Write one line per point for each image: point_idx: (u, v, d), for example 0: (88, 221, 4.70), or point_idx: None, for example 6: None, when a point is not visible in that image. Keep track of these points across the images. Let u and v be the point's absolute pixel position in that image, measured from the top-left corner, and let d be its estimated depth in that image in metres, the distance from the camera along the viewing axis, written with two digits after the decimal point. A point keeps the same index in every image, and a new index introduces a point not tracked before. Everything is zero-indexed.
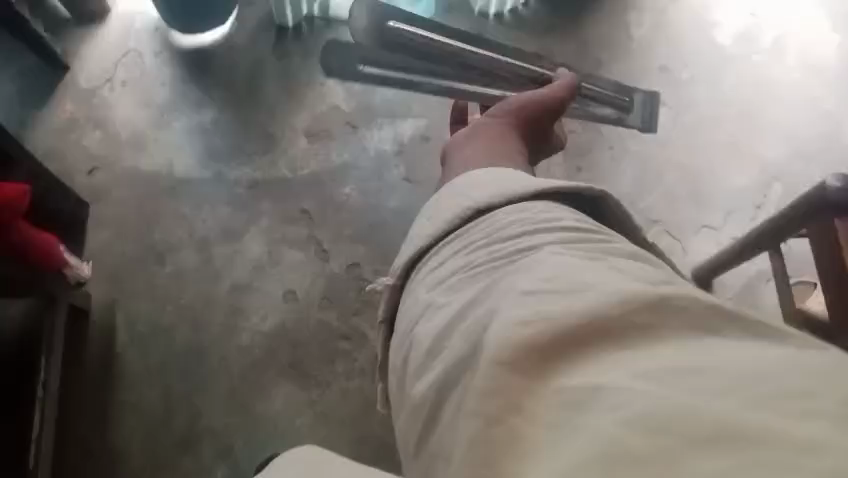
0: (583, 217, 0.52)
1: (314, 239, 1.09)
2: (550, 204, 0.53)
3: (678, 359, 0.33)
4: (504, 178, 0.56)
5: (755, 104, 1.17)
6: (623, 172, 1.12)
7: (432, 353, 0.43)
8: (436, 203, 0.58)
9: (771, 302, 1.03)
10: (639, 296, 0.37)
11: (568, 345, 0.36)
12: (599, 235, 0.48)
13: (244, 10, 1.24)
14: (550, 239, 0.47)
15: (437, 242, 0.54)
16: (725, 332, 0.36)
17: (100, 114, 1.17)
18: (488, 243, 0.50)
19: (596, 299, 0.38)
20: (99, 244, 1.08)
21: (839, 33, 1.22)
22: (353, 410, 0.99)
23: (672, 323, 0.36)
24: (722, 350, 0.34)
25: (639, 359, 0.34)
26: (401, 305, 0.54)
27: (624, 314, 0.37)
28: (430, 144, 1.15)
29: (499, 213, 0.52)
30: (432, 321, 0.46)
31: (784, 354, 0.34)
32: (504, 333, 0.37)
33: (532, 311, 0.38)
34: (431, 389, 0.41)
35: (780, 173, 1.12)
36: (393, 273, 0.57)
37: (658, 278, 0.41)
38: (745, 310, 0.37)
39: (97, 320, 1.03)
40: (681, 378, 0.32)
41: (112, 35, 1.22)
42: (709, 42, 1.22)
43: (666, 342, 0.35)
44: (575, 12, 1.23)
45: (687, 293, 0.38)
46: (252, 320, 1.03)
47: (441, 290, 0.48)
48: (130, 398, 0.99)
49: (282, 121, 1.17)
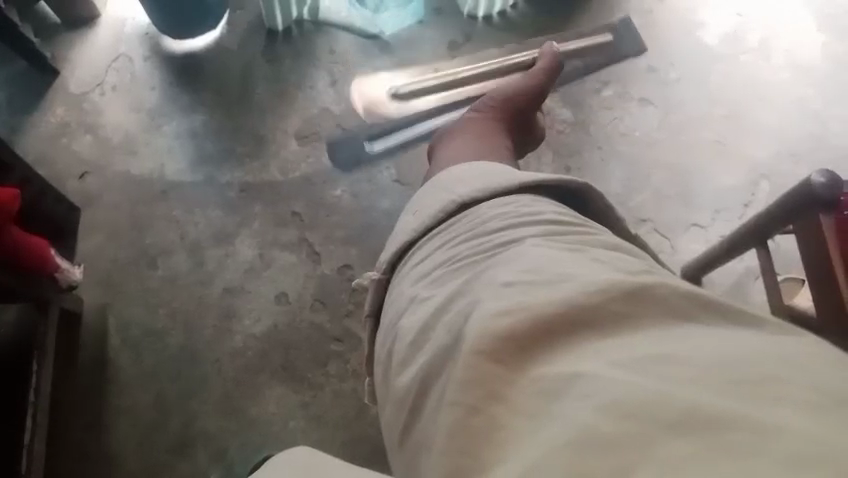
0: (564, 210, 0.54)
1: (305, 241, 1.09)
2: (533, 198, 0.55)
3: (650, 348, 0.35)
4: (487, 173, 0.59)
5: (742, 104, 1.18)
6: (612, 172, 1.14)
7: (415, 344, 0.45)
8: (422, 198, 0.60)
9: (760, 300, 1.04)
10: (616, 286, 0.39)
11: (546, 334, 0.37)
12: (579, 227, 0.50)
13: (235, 15, 1.25)
14: (532, 231, 0.48)
15: (421, 237, 0.56)
16: (697, 319, 0.38)
17: (91, 119, 1.17)
18: (471, 236, 0.51)
19: (573, 288, 0.39)
20: (91, 248, 1.08)
21: (825, 33, 1.23)
22: (343, 413, 0.98)
23: (649, 311, 0.38)
24: (695, 337, 0.36)
25: (614, 348, 0.36)
26: (386, 299, 0.56)
27: (600, 303, 0.38)
28: (421, 145, 1.16)
29: (483, 206, 0.55)
30: (415, 314, 0.47)
31: (752, 341, 0.36)
32: (481, 325, 0.39)
33: (512, 301, 0.40)
34: (416, 373, 0.42)
35: (768, 171, 1.13)
36: (379, 268, 0.58)
37: (635, 267, 0.42)
38: (717, 302, 0.39)
39: (90, 324, 1.03)
40: (654, 366, 0.34)
41: (103, 41, 1.23)
42: (696, 43, 1.23)
43: (640, 330, 0.37)
44: (561, 15, 1.26)
45: (663, 283, 0.40)
46: (244, 323, 1.04)
47: (425, 283, 0.50)
48: (124, 401, 0.99)
49: (273, 124, 1.17)
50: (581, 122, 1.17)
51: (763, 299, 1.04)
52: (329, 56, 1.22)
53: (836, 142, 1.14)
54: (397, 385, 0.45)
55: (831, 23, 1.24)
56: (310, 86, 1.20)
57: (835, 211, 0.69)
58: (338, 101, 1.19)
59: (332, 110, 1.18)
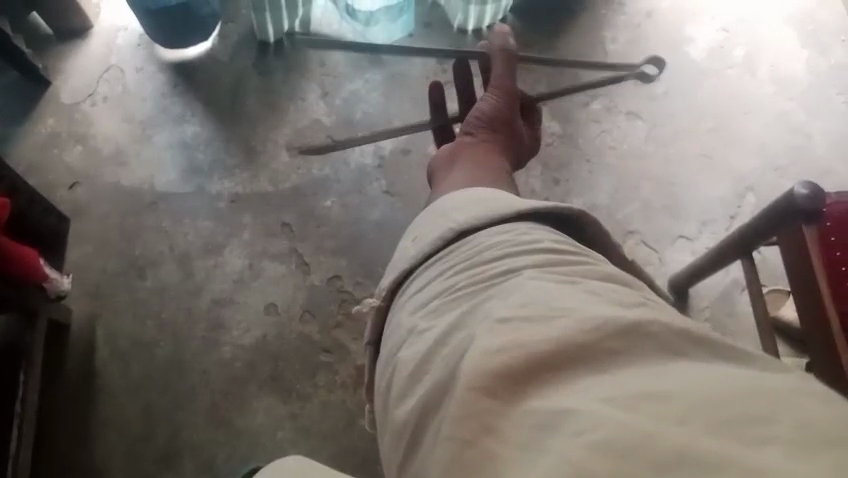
0: (564, 239, 0.48)
1: (295, 252, 1.09)
2: (532, 226, 0.50)
3: (656, 385, 0.31)
4: (486, 198, 0.53)
5: (727, 117, 1.20)
6: (600, 184, 1.15)
7: (416, 377, 0.39)
8: (419, 225, 0.54)
9: (746, 311, 1.05)
10: (608, 321, 0.35)
11: (534, 372, 0.33)
12: (578, 257, 0.45)
13: (227, 27, 1.26)
14: (528, 263, 0.43)
15: (418, 266, 0.50)
16: (692, 357, 0.33)
17: (81, 129, 1.17)
18: (466, 267, 0.45)
19: (565, 325, 0.35)
20: (80, 259, 1.08)
21: (807, 49, 1.26)
22: (332, 423, 0.98)
23: (643, 349, 0.33)
24: (696, 374, 0.31)
25: (613, 385, 0.31)
26: (385, 328, 0.50)
27: (592, 341, 0.34)
28: (411, 157, 1.17)
29: (481, 235, 0.49)
30: (414, 347, 0.41)
31: (759, 378, 0.31)
32: (478, 356, 0.34)
33: (503, 339, 0.35)
34: (416, 408, 0.37)
35: (754, 183, 1.14)
36: (378, 294, 0.53)
37: (635, 301, 0.38)
38: (717, 337, 0.35)
39: (78, 335, 1.03)
40: (656, 404, 0.29)
41: (95, 52, 1.23)
42: (683, 57, 1.25)
43: (645, 366, 0.32)
44: (549, 30, 1.27)
45: (656, 318, 0.35)
46: (233, 334, 1.03)
47: (423, 314, 0.44)
48: (110, 413, 0.98)
49: (264, 135, 1.17)
50: (569, 134, 1.18)
51: (750, 310, 1.05)
52: (320, 68, 1.23)
53: (819, 155, 1.16)
54: (394, 418, 0.39)
55: (812, 38, 1.27)
56: (301, 98, 1.20)
57: (816, 222, 0.70)
58: (328, 113, 1.19)
59: (322, 121, 1.19)
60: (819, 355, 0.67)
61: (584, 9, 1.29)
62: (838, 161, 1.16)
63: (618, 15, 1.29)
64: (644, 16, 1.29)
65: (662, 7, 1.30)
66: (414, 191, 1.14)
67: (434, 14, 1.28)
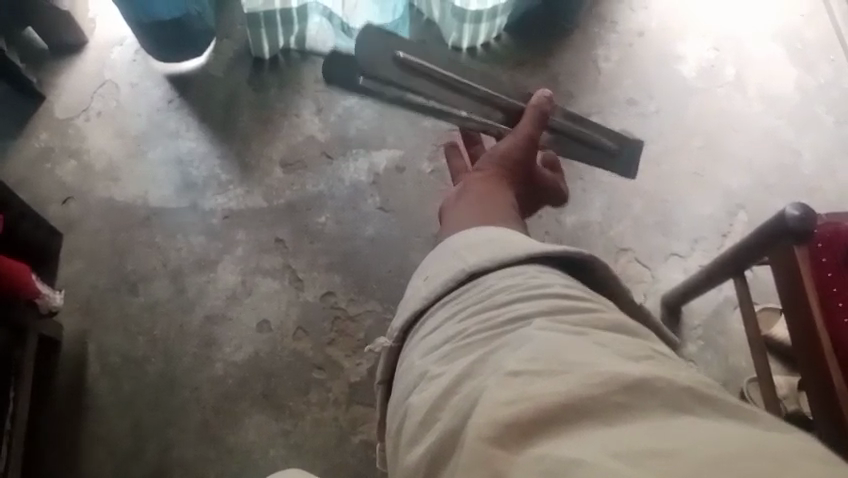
0: (575, 285, 0.47)
1: (288, 267, 1.09)
2: (544, 270, 0.49)
3: (664, 440, 0.30)
4: (500, 239, 0.52)
5: (719, 137, 1.21)
6: (592, 201, 1.15)
7: (425, 424, 0.38)
8: (434, 262, 0.54)
9: (738, 329, 1.06)
10: (615, 374, 0.34)
11: (541, 424, 0.32)
12: (590, 303, 0.44)
13: (222, 42, 1.26)
14: (540, 309, 0.42)
15: (429, 307, 0.50)
16: (698, 412, 0.32)
17: (74, 145, 1.17)
18: (476, 312, 0.45)
19: (573, 378, 0.34)
20: (72, 274, 1.07)
21: (798, 69, 1.27)
22: (323, 442, 0.97)
23: (650, 405, 0.32)
24: (704, 431, 0.30)
25: (620, 436, 0.30)
26: (397, 370, 0.50)
27: (598, 394, 0.33)
28: (405, 173, 1.17)
29: (491, 278, 0.48)
30: (424, 393, 0.41)
31: (766, 438, 0.30)
32: (487, 408, 0.34)
33: (512, 391, 0.34)
34: (423, 458, 0.36)
35: (745, 202, 1.15)
36: (391, 335, 0.53)
37: (644, 355, 0.37)
38: (724, 395, 0.34)
39: (69, 351, 1.02)
40: (663, 459, 0.28)
41: (89, 67, 1.23)
42: (675, 76, 1.26)
43: (652, 419, 0.32)
44: (542, 47, 1.28)
45: (664, 374, 0.34)
46: (225, 350, 1.03)
47: (434, 358, 0.43)
48: (99, 429, 0.97)
49: (257, 150, 1.17)
50: None
51: (741, 327, 1.06)
52: (315, 85, 1.23)
53: (809, 174, 1.17)
54: (403, 463, 0.38)
55: (801, 58, 1.28)
56: (295, 113, 1.21)
57: (807, 243, 0.71)
58: (322, 129, 1.19)
59: (317, 137, 1.18)
60: (809, 374, 0.67)
61: (576, 27, 1.30)
62: (829, 181, 1.17)
63: (610, 33, 1.30)
64: (637, 35, 1.30)
65: (653, 27, 1.31)
66: (408, 207, 1.14)
67: (429, 31, 1.29)
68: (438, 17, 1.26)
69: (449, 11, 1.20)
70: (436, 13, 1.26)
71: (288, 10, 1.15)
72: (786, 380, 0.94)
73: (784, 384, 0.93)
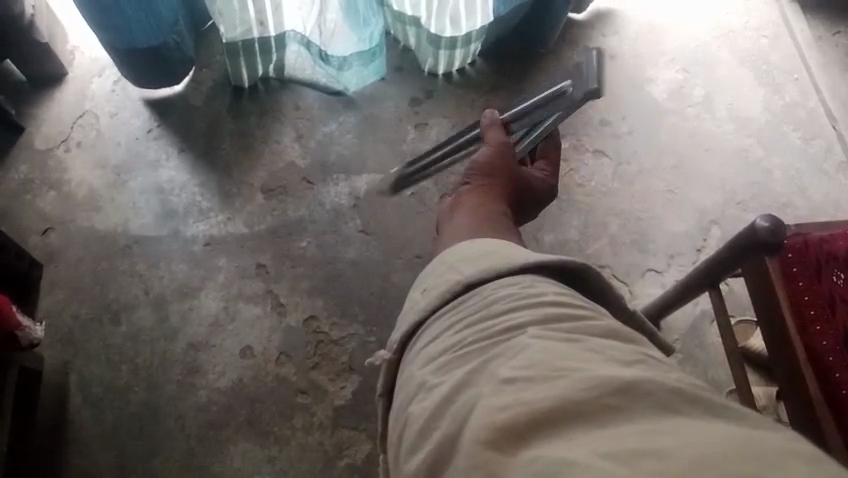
0: (568, 292, 0.48)
1: (270, 293, 1.09)
2: (539, 279, 0.49)
3: (652, 440, 0.31)
4: (495, 250, 0.53)
5: (689, 155, 1.24)
6: (570, 222, 1.17)
7: (424, 434, 0.39)
8: (428, 276, 0.54)
9: (715, 342, 1.08)
10: (606, 378, 0.35)
11: (535, 427, 0.33)
12: (582, 311, 0.44)
13: (200, 72, 1.28)
14: (536, 317, 0.43)
15: (428, 319, 0.50)
16: (688, 413, 0.33)
17: (56, 176, 1.17)
18: (473, 321, 0.46)
19: (567, 383, 0.35)
20: (54, 305, 1.07)
21: (764, 88, 1.31)
22: (309, 466, 0.97)
23: (642, 407, 0.33)
24: (691, 431, 0.31)
25: (609, 437, 0.32)
26: (397, 382, 0.50)
27: (589, 398, 0.34)
28: (385, 197, 1.18)
29: (487, 287, 0.49)
30: (421, 404, 0.42)
31: (748, 436, 0.31)
32: (484, 415, 0.35)
33: (508, 397, 0.36)
34: (424, 463, 0.38)
35: (718, 217, 1.18)
36: (390, 346, 0.52)
37: (636, 361, 0.38)
38: (712, 394, 0.35)
39: (50, 385, 1.02)
40: (649, 459, 0.29)
41: (69, 98, 1.24)
42: (645, 96, 1.30)
43: (642, 420, 0.33)
44: (517, 72, 1.31)
45: (655, 378, 0.35)
46: (208, 378, 1.03)
47: (432, 368, 0.44)
48: (82, 463, 0.97)
49: (237, 178, 1.18)
50: None
51: (718, 341, 1.08)
52: (295, 112, 1.25)
53: (779, 190, 1.21)
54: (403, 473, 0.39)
55: (767, 78, 1.32)
56: (275, 141, 1.22)
57: (777, 255, 0.73)
58: (303, 155, 1.21)
59: (297, 163, 1.20)
60: (785, 383, 0.69)
61: (549, 51, 1.34)
62: (796, 195, 1.20)
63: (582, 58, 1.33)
64: (608, 58, 1.34)
65: (623, 50, 1.35)
66: (388, 230, 1.15)
67: (405, 58, 1.31)
68: (414, 45, 1.28)
69: (425, 39, 1.23)
70: (411, 41, 1.28)
71: (267, 39, 1.17)
72: (764, 391, 0.96)
73: (762, 394, 0.95)
